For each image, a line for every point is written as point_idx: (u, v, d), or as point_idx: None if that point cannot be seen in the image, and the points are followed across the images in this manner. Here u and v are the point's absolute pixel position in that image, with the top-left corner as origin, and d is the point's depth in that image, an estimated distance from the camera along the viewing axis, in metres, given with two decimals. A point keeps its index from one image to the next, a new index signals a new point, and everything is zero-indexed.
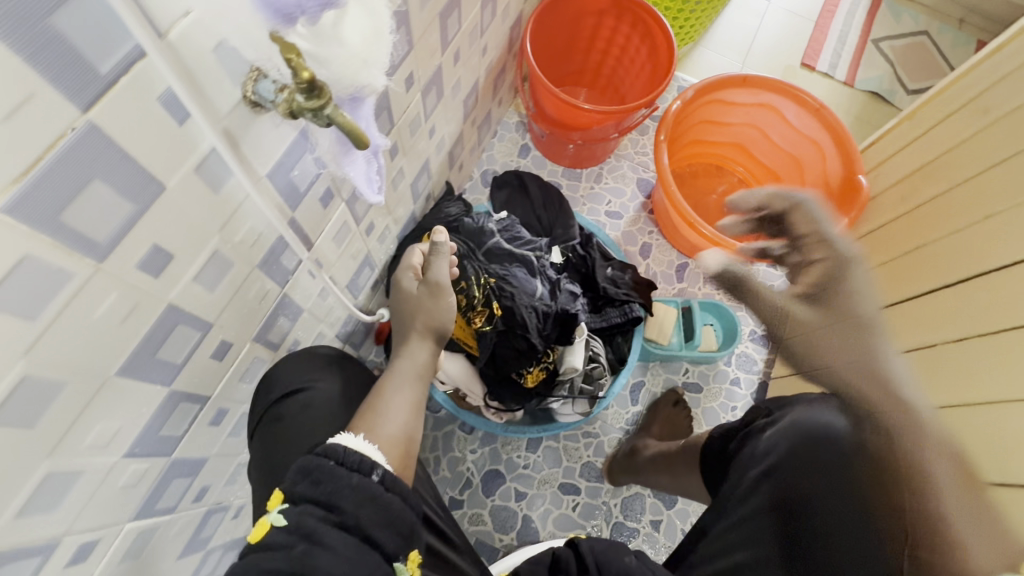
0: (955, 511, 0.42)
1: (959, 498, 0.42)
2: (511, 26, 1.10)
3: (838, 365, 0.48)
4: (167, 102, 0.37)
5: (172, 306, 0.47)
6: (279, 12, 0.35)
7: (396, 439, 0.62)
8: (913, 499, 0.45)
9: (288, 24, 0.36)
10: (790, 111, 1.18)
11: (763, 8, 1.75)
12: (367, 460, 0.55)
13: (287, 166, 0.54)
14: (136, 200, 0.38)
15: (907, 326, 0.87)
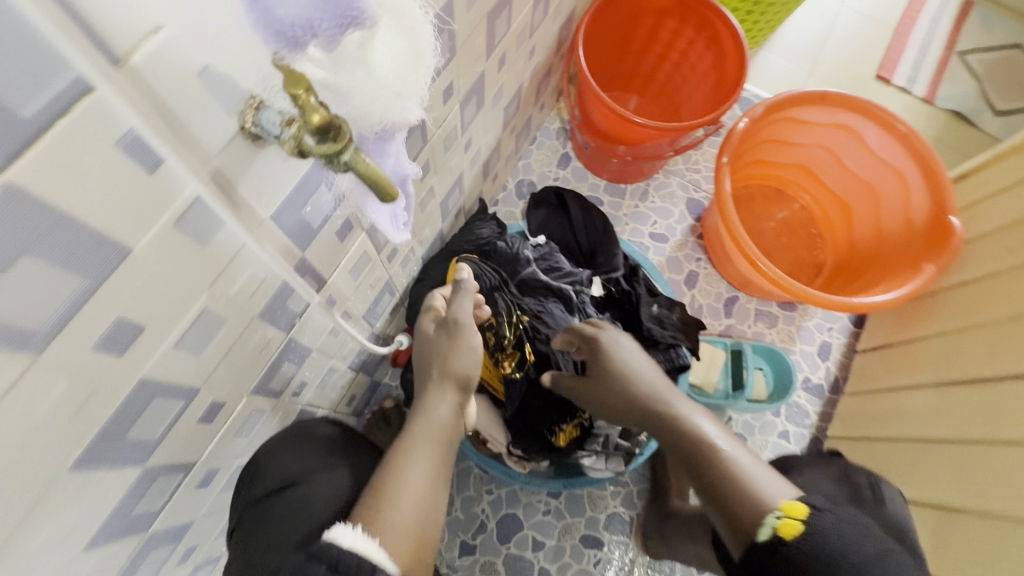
0: (722, 480, 0.55)
1: (728, 470, 0.55)
2: (562, 25, 0.98)
3: (616, 401, 0.68)
4: (131, 147, 0.27)
5: (145, 381, 0.38)
6: (282, 36, 0.25)
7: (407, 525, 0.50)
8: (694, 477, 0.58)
9: (297, 50, 0.26)
10: (872, 135, 1.04)
11: (836, 11, 1.58)
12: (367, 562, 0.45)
13: (297, 204, 0.45)
14: (89, 272, 0.29)
15: (1005, 408, 0.73)
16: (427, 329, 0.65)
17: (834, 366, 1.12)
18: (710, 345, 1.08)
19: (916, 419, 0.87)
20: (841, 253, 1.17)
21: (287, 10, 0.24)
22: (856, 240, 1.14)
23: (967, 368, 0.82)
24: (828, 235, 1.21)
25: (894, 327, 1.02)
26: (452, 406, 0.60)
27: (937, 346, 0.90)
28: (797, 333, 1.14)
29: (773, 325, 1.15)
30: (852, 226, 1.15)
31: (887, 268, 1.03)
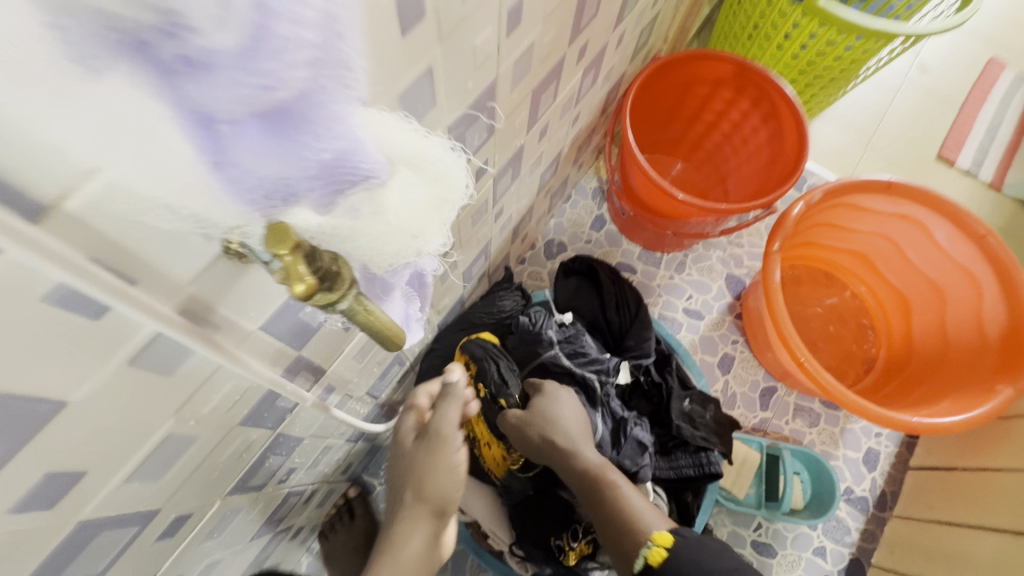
0: (617, 521, 0.62)
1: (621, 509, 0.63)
2: (609, 89, 0.93)
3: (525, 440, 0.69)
4: (61, 299, 0.21)
5: (86, 521, 0.32)
6: (266, 196, 0.21)
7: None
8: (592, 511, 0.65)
9: (283, 206, 0.22)
10: (941, 231, 0.95)
11: (897, 85, 1.51)
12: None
13: (294, 308, 0.39)
14: (4, 437, 0.23)
15: None
16: (406, 438, 0.60)
17: (880, 478, 1.00)
18: (744, 445, 0.97)
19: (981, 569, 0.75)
20: (895, 350, 1.07)
21: (267, 172, 0.20)
22: (914, 340, 1.04)
23: None
24: (882, 328, 1.11)
25: (957, 451, 0.90)
26: (425, 533, 0.58)
27: (1008, 482, 0.78)
28: (840, 437, 1.03)
29: (814, 425, 1.04)
30: (911, 325, 1.05)
31: (950, 380, 0.93)
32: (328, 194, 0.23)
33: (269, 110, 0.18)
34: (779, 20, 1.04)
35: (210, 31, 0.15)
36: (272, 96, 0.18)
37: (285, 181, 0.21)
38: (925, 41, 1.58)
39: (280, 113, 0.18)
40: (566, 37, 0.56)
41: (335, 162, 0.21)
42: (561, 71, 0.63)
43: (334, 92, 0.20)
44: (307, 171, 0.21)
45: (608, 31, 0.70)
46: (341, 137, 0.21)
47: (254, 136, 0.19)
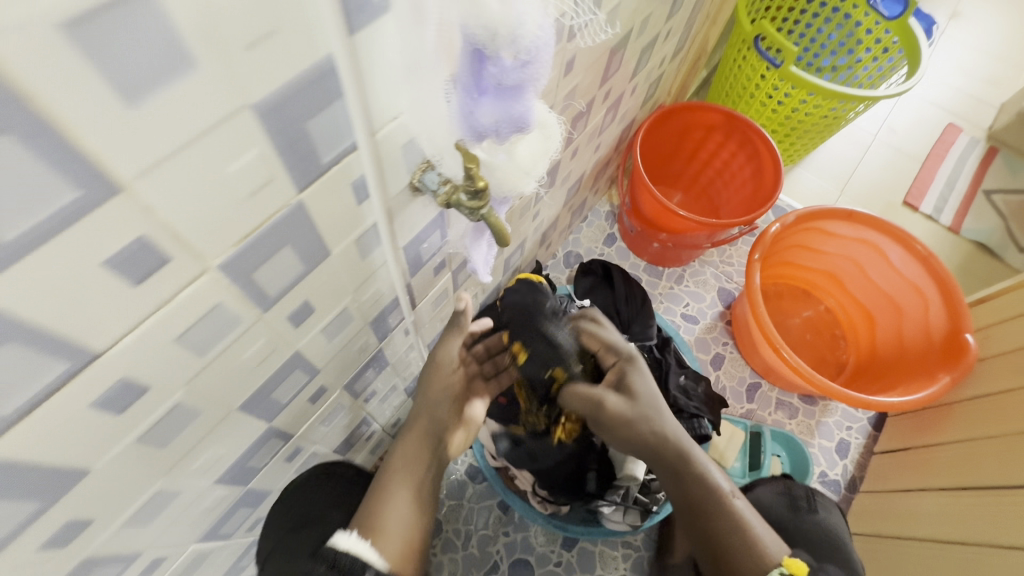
0: (731, 534, 0.70)
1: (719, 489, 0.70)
2: (624, 128, 1.16)
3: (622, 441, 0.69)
4: (355, 187, 0.41)
5: (297, 353, 0.51)
6: (474, 131, 0.38)
7: (392, 537, 0.59)
8: (697, 515, 0.71)
9: (477, 140, 0.39)
10: (894, 252, 1.15)
11: (868, 142, 1.76)
12: (360, 559, 0.55)
13: (419, 240, 0.59)
14: (307, 263, 0.42)
15: (994, 517, 0.79)
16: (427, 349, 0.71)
17: (851, 465, 1.16)
18: (732, 424, 1.14)
19: (925, 522, 0.92)
20: (863, 356, 1.25)
21: (484, 119, 0.37)
22: (878, 346, 1.22)
23: (971, 479, 0.88)
24: (852, 338, 1.29)
25: (909, 434, 1.08)
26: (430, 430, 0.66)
27: (943, 453, 0.97)
28: (816, 428, 1.19)
29: (793, 416, 1.20)
30: (875, 334, 1.23)
31: (905, 375, 1.10)
32: (509, 135, 0.39)
33: (503, 84, 0.34)
34: (761, 82, 1.29)
35: (496, 47, 0.32)
36: (508, 78, 0.34)
37: (491, 124, 0.37)
38: (891, 107, 1.85)
39: (506, 87, 0.35)
40: (597, 82, 0.79)
41: (517, 117, 0.37)
42: (592, 107, 0.86)
43: (534, 82, 0.35)
44: (503, 118, 0.37)
45: (626, 82, 0.94)
46: (526, 103, 0.37)
47: (486, 102, 0.36)
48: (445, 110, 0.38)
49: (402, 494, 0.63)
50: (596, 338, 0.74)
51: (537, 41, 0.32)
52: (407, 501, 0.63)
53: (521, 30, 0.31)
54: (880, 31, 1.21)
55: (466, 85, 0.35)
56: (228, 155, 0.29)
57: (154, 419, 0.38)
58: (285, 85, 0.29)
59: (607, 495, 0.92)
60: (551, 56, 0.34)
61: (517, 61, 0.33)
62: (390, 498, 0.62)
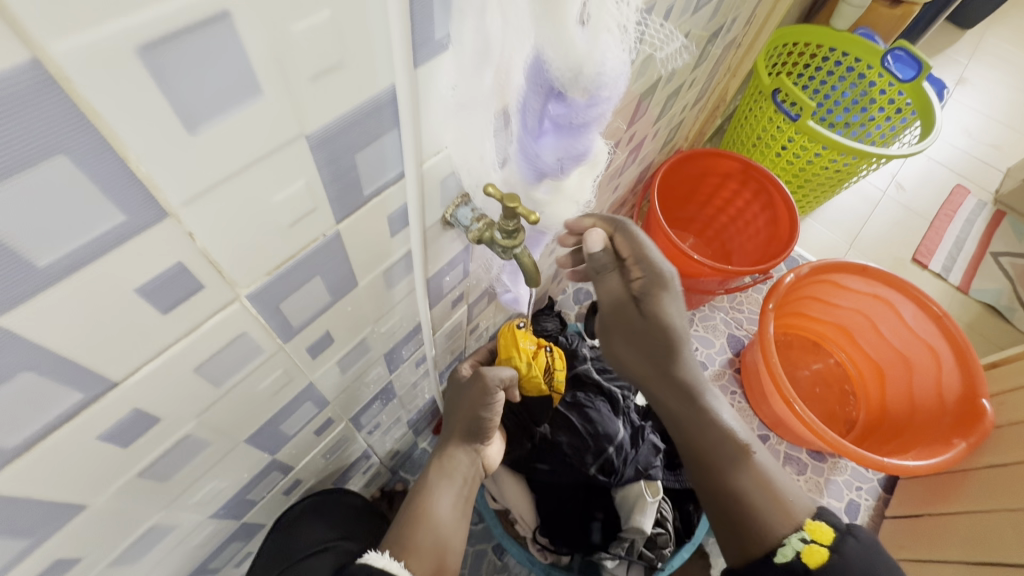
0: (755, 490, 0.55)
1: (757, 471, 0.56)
2: (642, 170, 1.17)
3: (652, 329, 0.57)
4: (392, 218, 0.40)
5: (311, 383, 0.48)
6: (534, 167, 0.40)
7: (424, 550, 0.54)
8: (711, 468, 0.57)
9: (535, 176, 0.41)
10: (907, 310, 1.14)
11: (877, 198, 1.78)
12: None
13: (443, 273, 0.57)
14: (334, 293, 0.41)
15: None
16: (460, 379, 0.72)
17: None
18: None
19: None
20: (873, 413, 1.22)
21: (546, 154, 0.39)
22: (889, 405, 1.19)
23: (987, 552, 0.84)
24: (862, 394, 1.27)
25: (922, 498, 1.04)
26: (463, 451, 0.66)
27: (965, 521, 0.92)
28: (825, 486, 1.15)
29: (802, 472, 1.16)
30: (886, 392, 1.21)
31: (918, 437, 1.07)
32: (571, 170, 0.41)
33: (571, 123, 0.36)
34: (777, 133, 1.30)
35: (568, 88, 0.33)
36: (578, 115, 0.36)
37: (554, 161, 0.39)
38: (900, 165, 1.88)
39: (575, 125, 0.37)
40: (624, 125, 0.79)
41: (579, 152, 0.39)
42: (617, 149, 0.86)
43: (601, 120, 0.37)
44: (566, 154, 0.39)
45: (650, 126, 0.94)
46: (590, 139, 0.39)
47: (551, 135, 0.38)
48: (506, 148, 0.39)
49: (438, 510, 0.59)
50: (634, 241, 0.54)
51: (614, 81, 0.33)
52: (444, 515, 0.59)
53: (601, 73, 0.32)
54: (894, 93, 1.23)
55: (532, 124, 0.37)
56: (279, 183, 0.28)
57: (162, 450, 0.36)
58: (342, 119, 0.29)
59: (611, 547, 0.86)
60: (623, 95, 0.36)
61: (589, 102, 0.35)
62: (426, 517, 0.57)
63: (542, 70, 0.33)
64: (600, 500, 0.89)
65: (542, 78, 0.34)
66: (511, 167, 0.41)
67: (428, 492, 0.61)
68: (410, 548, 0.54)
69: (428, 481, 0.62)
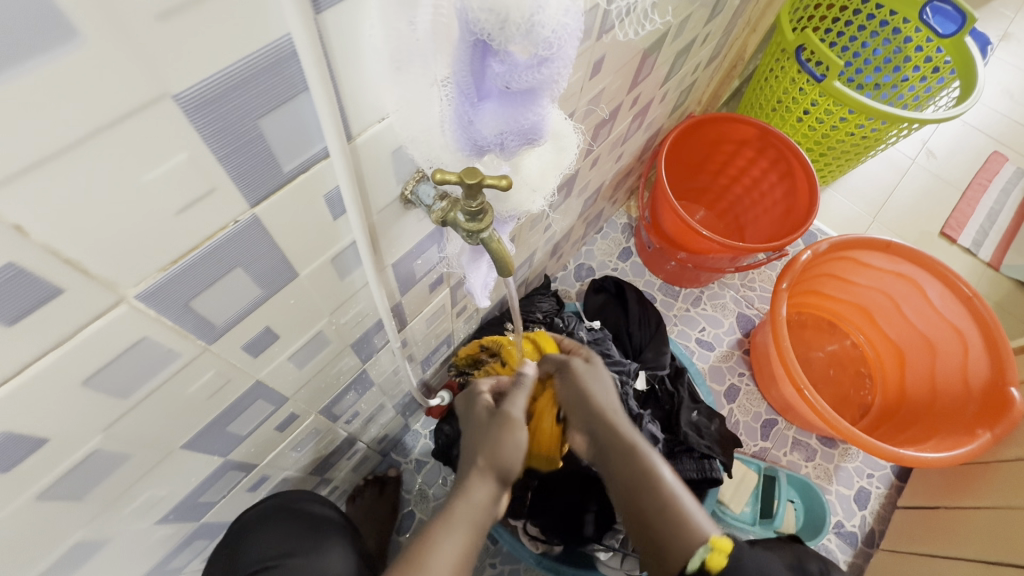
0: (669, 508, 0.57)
1: (659, 500, 0.56)
2: (649, 137, 1.08)
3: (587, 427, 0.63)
4: (330, 200, 0.34)
5: (259, 382, 0.43)
6: (473, 144, 0.32)
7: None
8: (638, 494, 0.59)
9: (477, 154, 0.33)
10: (933, 290, 1.06)
11: (905, 166, 1.66)
12: None
13: (413, 256, 0.51)
14: (267, 286, 0.35)
15: None
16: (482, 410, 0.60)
17: (870, 516, 1.07)
18: (744, 465, 1.06)
19: None
20: (889, 398, 1.16)
21: (485, 128, 0.30)
22: (906, 390, 1.13)
23: (1005, 551, 0.79)
24: (879, 378, 1.20)
25: (940, 490, 0.99)
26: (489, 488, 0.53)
27: (982, 516, 0.88)
28: (834, 473, 1.10)
29: (810, 459, 1.11)
30: (904, 376, 1.14)
31: (937, 426, 1.01)
32: (517, 149, 0.33)
33: (512, 87, 0.28)
34: (800, 96, 1.19)
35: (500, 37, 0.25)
36: (520, 78, 0.28)
37: (494, 136, 0.31)
38: (932, 131, 1.75)
39: (516, 90, 0.28)
40: (626, 88, 0.70)
41: (528, 128, 0.31)
42: (618, 113, 0.77)
43: (553, 84, 0.29)
44: (510, 128, 0.31)
45: (656, 88, 0.86)
46: (541, 111, 0.30)
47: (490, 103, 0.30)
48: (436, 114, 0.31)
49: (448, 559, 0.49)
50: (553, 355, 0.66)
51: (561, 34, 0.26)
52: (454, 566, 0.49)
53: (540, 16, 0.25)
54: (931, 50, 1.10)
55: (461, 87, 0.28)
56: (148, 159, 0.22)
57: (64, 469, 0.31)
58: (228, 73, 0.22)
59: (605, 539, 0.85)
60: (576, 53, 0.28)
61: (532, 57, 0.27)
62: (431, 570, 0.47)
63: (465, 15, 0.25)
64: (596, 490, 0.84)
65: (464, 23, 0.25)
66: (444, 141, 0.33)
67: (450, 538, 0.50)
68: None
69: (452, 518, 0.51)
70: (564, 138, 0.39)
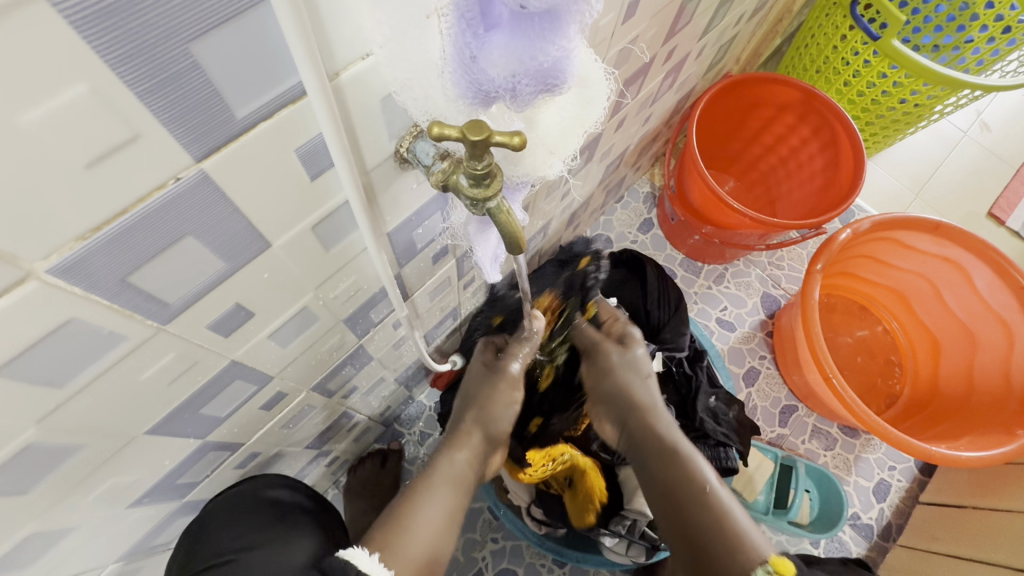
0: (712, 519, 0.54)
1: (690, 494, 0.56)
2: (681, 97, 0.98)
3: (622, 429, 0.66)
4: (305, 155, 0.28)
5: (235, 362, 0.39)
6: (479, 90, 0.26)
7: (417, 561, 0.45)
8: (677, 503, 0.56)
9: (485, 104, 0.27)
10: (980, 277, 0.97)
11: (956, 139, 1.53)
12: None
13: (413, 224, 0.45)
14: (233, 258, 0.30)
15: None
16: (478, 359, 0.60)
17: (888, 510, 1.03)
18: (760, 453, 1.01)
19: None
20: (920, 388, 1.09)
21: (494, 69, 0.24)
22: (939, 382, 1.06)
23: None
24: (910, 367, 1.13)
25: (972, 490, 0.94)
26: (472, 449, 0.53)
27: (1015, 520, 0.83)
28: (854, 464, 1.06)
29: (829, 448, 1.06)
30: (937, 367, 1.07)
31: (973, 423, 0.95)
32: (532, 99, 0.27)
33: (529, 9, 0.21)
34: (851, 57, 1.07)
35: None
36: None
37: (504, 78, 0.25)
38: (988, 100, 1.60)
39: (533, 13, 0.22)
40: (662, 38, 0.62)
41: (547, 70, 0.25)
42: (650, 68, 0.68)
43: (583, 6, 0.22)
44: (524, 70, 0.24)
45: (694, 41, 0.76)
46: (565, 46, 0.24)
47: (503, 36, 0.23)
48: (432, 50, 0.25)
49: (435, 516, 0.48)
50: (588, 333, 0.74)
51: None
52: (442, 523, 0.48)
53: None
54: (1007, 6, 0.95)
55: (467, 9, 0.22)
56: (27, 90, 0.16)
57: None
58: None
59: (611, 525, 0.80)
60: None
61: None
62: (411, 514, 0.47)
63: None
64: (601, 479, 0.84)
65: None
66: (443, 86, 0.26)
67: (441, 479, 0.50)
68: (409, 558, 0.45)
69: (435, 478, 0.50)
70: (591, 89, 0.32)
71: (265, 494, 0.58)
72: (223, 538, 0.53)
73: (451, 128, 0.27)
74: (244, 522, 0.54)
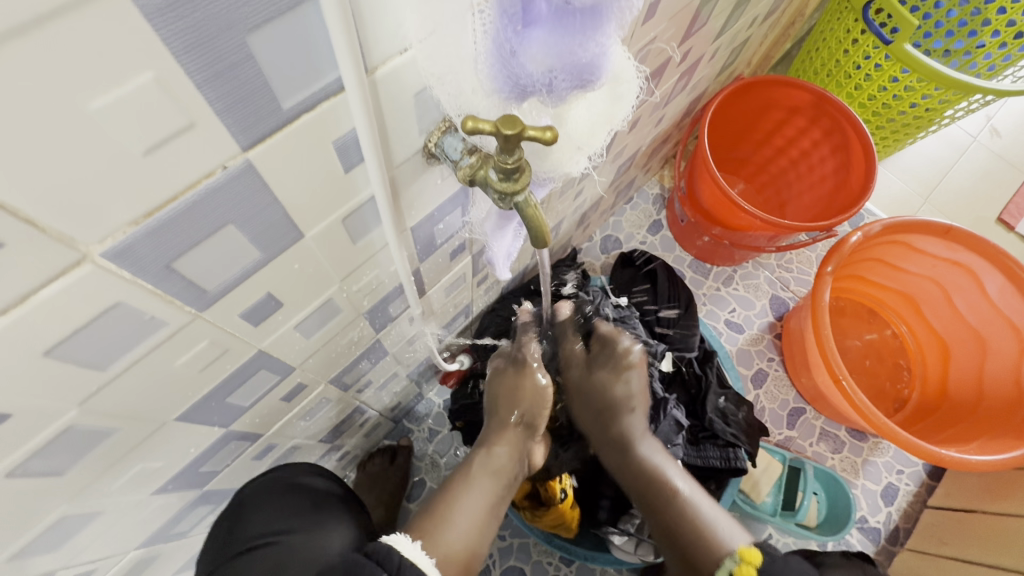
0: (688, 531, 0.57)
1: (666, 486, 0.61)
2: (692, 99, 0.99)
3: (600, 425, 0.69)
4: (341, 147, 0.28)
5: (261, 352, 0.39)
6: (515, 85, 0.27)
7: (458, 555, 0.49)
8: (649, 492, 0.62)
9: (520, 99, 0.28)
10: (990, 282, 0.97)
11: (965, 144, 1.53)
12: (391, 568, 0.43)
13: (434, 219, 0.46)
14: (268, 248, 0.30)
15: None
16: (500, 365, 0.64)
17: (896, 514, 1.03)
18: (768, 454, 1.01)
19: None
20: (929, 392, 1.09)
21: (532, 64, 0.25)
22: (948, 386, 1.06)
23: None
24: (919, 371, 1.13)
25: (981, 494, 0.94)
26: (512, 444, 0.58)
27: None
28: (862, 467, 1.06)
29: (837, 451, 1.06)
30: (946, 371, 1.07)
31: (983, 428, 0.95)
32: (567, 94, 0.28)
33: None
34: (862, 61, 1.07)
35: None
36: None
37: (541, 74, 0.26)
38: (999, 105, 1.60)
39: (575, 10, 0.23)
40: (678, 39, 0.62)
41: (584, 66, 0.26)
42: (666, 69, 0.69)
43: (623, 4, 0.23)
44: (562, 66, 0.25)
45: (708, 43, 0.77)
46: (603, 43, 0.25)
47: (544, 32, 0.24)
48: (469, 46, 0.26)
49: (472, 511, 0.52)
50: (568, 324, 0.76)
51: None
52: (480, 514, 0.53)
53: None
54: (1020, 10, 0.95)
55: None
56: (96, 77, 0.17)
57: (35, 445, 0.28)
58: None
59: (620, 523, 0.81)
60: None
61: None
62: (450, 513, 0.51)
63: None
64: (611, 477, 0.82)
65: None
66: (479, 80, 0.27)
67: (483, 472, 0.55)
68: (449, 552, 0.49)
69: (474, 473, 0.56)
70: (620, 85, 0.32)
71: (299, 480, 0.60)
72: (260, 521, 0.55)
73: (486, 122, 0.27)
74: (279, 505, 0.57)
